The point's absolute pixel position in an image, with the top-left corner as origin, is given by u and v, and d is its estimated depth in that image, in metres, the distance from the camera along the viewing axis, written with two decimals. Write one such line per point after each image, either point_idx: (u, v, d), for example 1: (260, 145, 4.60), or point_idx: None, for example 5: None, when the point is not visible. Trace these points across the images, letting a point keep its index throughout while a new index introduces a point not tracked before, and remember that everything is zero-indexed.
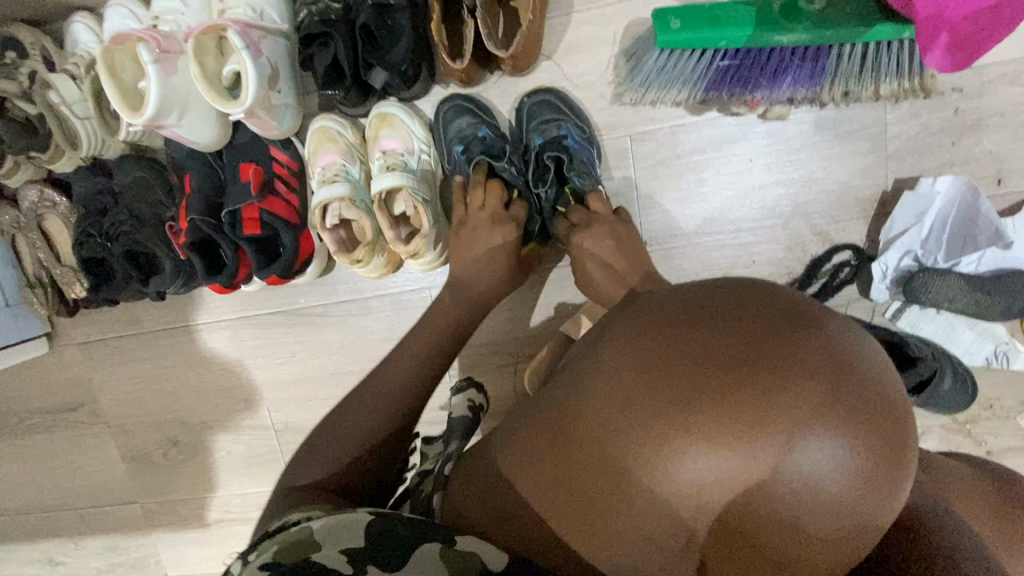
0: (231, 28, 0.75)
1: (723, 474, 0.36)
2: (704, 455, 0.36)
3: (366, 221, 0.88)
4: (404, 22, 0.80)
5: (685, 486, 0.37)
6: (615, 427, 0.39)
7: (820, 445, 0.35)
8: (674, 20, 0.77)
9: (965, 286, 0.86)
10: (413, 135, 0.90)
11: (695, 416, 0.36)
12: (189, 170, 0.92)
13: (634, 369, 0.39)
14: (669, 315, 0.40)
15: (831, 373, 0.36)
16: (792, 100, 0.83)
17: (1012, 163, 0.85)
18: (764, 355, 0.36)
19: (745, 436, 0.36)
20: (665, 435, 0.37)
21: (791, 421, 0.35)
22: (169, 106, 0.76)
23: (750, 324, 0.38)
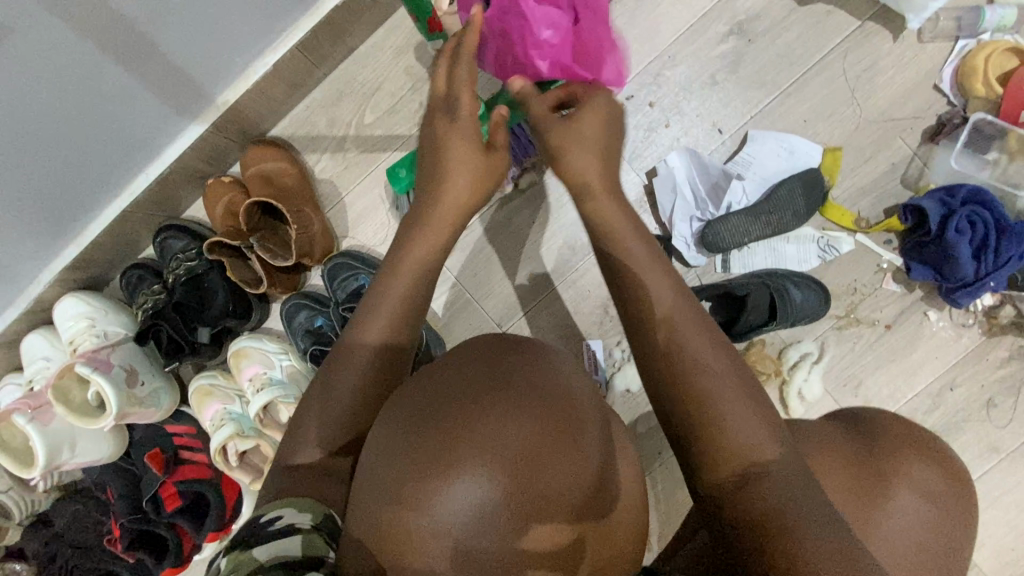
0: (77, 363, 0.90)
1: (487, 484, 0.42)
2: (461, 477, 0.42)
3: (262, 443, 0.97)
4: (215, 280, 0.98)
5: (455, 513, 0.42)
6: (402, 480, 0.43)
7: (535, 438, 0.43)
8: (402, 170, 0.96)
9: (748, 218, 0.97)
10: (269, 353, 1.02)
11: (448, 448, 0.43)
12: (107, 483, 1.02)
13: (412, 415, 0.46)
14: (438, 366, 0.50)
15: (544, 387, 0.46)
16: (525, 168, 1.01)
17: (717, 114, 1.01)
18: (484, 386, 0.46)
19: (485, 453, 0.43)
20: (429, 475, 0.42)
21: (512, 430, 0.43)
22: (56, 447, 0.89)
23: (477, 368, 0.48)
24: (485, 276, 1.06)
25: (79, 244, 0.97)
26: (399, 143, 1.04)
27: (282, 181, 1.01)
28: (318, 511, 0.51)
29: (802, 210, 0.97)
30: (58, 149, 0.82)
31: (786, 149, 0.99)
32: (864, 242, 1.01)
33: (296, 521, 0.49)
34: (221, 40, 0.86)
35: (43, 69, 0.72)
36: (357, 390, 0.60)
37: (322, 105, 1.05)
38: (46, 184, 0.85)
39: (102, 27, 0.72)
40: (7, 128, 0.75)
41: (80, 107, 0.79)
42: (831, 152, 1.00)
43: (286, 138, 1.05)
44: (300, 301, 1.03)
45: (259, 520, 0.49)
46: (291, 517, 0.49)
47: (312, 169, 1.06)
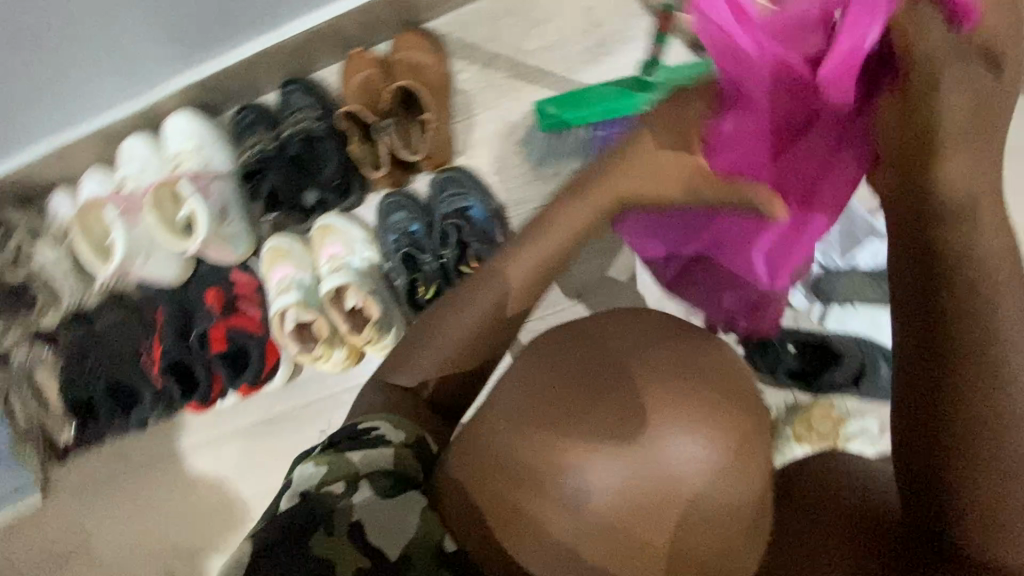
0: (182, 180, 0.89)
1: (625, 469, 0.44)
2: (594, 456, 0.44)
3: (321, 321, 0.97)
4: (329, 148, 0.95)
5: (583, 484, 0.44)
6: (536, 437, 0.45)
7: (681, 439, 0.44)
8: (551, 107, 0.94)
9: (869, 280, 0.94)
10: (353, 239, 1.02)
11: (584, 424, 0.45)
12: (160, 305, 1.02)
13: (549, 380, 0.46)
14: (572, 327, 0.50)
15: (700, 366, 0.48)
16: None
17: None
18: (629, 374, 0.46)
19: (624, 442, 0.44)
20: (565, 442, 0.44)
21: (656, 431, 0.44)
22: (134, 253, 0.89)
23: (619, 355, 0.47)
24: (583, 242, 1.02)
25: (215, 64, 0.95)
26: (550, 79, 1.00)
27: (426, 75, 0.97)
28: (408, 427, 0.52)
29: None
30: None
31: None
32: None
33: (383, 431, 0.51)
34: None
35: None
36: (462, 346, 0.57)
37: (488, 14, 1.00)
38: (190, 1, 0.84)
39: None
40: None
41: None
42: None
43: (440, 35, 1.01)
44: (400, 200, 1.02)
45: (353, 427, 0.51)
46: (381, 429, 0.51)
47: (455, 75, 1.02)
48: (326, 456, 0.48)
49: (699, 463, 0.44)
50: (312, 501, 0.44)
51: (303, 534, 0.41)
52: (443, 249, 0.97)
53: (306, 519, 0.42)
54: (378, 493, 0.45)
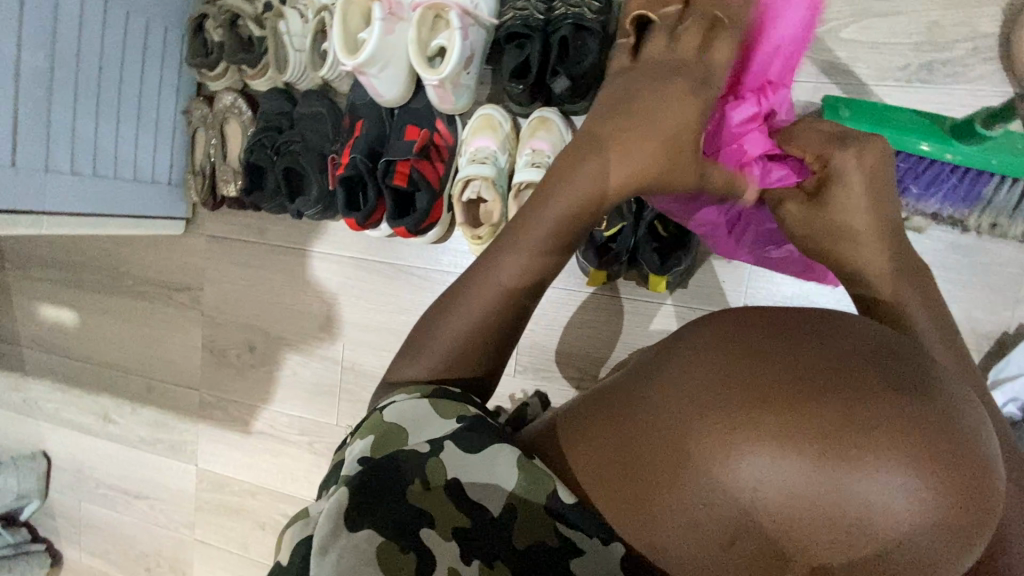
0: (453, 10, 0.86)
1: (792, 481, 0.34)
2: (765, 452, 0.35)
3: (497, 205, 0.97)
4: (593, 45, 0.89)
5: (743, 479, 0.35)
6: (696, 409, 0.38)
7: (888, 477, 0.33)
8: (845, 109, 0.80)
9: None
10: (564, 144, 0.97)
11: (764, 412, 0.35)
12: (362, 116, 1.03)
13: (698, 381, 0.39)
14: (729, 323, 0.41)
15: (917, 401, 0.34)
16: (936, 215, 0.85)
17: None
18: (842, 375, 0.35)
19: (810, 450, 0.34)
20: (731, 426, 0.36)
21: (865, 450, 0.33)
22: (377, 58, 0.88)
23: (836, 350, 0.37)
24: None
25: None
26: (846, 81, 0.89)
27: None
28: (432, 386, 0.52)
29: None
30: None
31: None
32: None
33: (406, 395, 0.51)
34: None
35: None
36: (472, 336, 0.53)
37: None
38: None
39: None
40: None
41: None
42: None
43: None
44: None
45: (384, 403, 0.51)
46: (402, 396, 0.51)
47: None
48: (374, 426, 0.48)
49: (911, 513, 0.33)
50: (383, 470, 0.45)
51: (392, 497, 0.43)
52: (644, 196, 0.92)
53: (387, 484, 0.44)
54: (456, 449, 0.47)
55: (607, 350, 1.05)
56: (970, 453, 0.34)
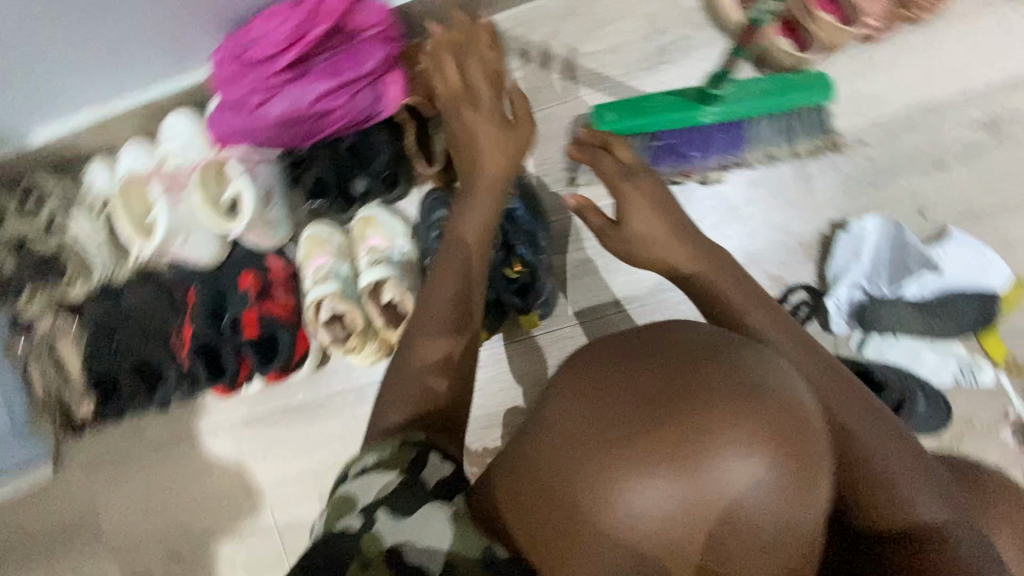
0: (233, 158, 0.88)
1: (667, 491, 0.37)
2: (640, 473, 0.37)
3: (356, 313, 0.96)
4: (382, 139, 0.92)
5: (631, 503, 0.37)
6: (578, 452, 0.39)
7: (737, 461, 0.36)
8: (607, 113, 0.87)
9: (915, 311, 0.93)
10: (395, 232, 0.99)
11: (631, 434, 0.37)
12: (192, 285, 1.01)
13: (568, 433, 0.40)
14: (577, 364, 0.42)
15: (739, 383, 0.38)
16: (724, 166, 0.95)
17: (930, 198, 0.95)
18: (685, 378, 0.38)
19: (674, 458, 0.37)
20: (609, 459, 0.38)
21: (713, 445, 0.36)
22: (176, 231, 0.87)
23: (674, 358, 0.40)
24: None
25: None
26: (607, 85, 0.99)
27: None
28: (394, 442, 0.57)
29: (968, 323, 0.93)
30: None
31: (982, 261, 0.94)
32: (1002, 383, 0.97)
33: (373, 460, 0.55)
34: None
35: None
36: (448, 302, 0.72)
37: (551, 14, 0.99)
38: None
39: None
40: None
41: None
42: (1018, 285, 0.95)
43: (499, 31, 0.99)
44: (446, 197, 0.98)
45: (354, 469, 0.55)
46: (368, 464, 0.55)
47: (511, 74, 1.00)
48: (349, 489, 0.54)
49: (764, 485, 0.36)
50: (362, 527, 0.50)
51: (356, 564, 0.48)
52: None
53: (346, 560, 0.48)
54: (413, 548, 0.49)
55: (521, 399, 1.05)
56: (791, 411, 0.38)
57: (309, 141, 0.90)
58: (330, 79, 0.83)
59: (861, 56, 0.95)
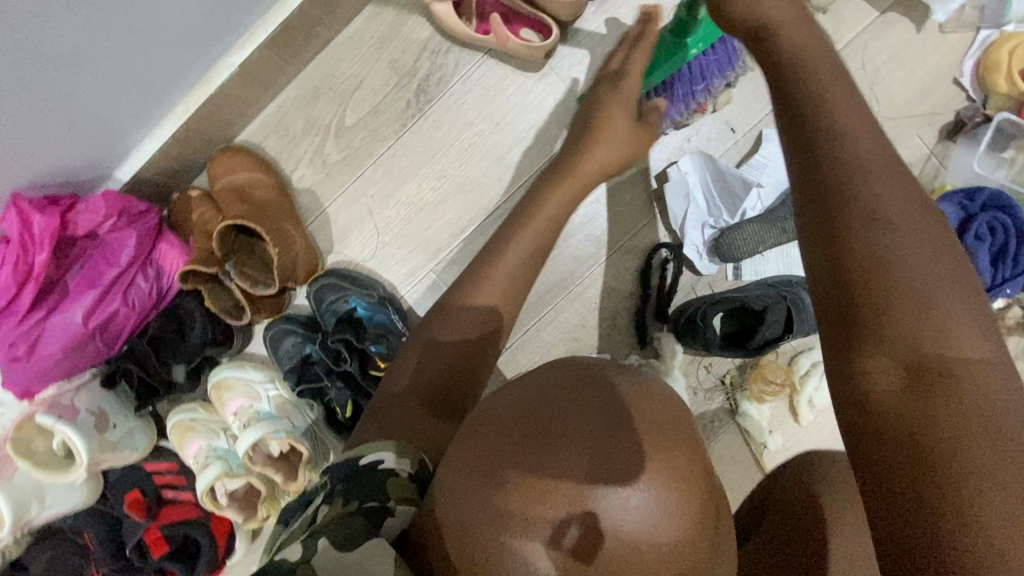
0: (39, 411, 0.80)
1: (564, 533, 0.33)
2: (540, 521, 0.33)
3: (253, 479, 0.90)
4: (190, 307, 0.85)
5: (535, 552, 0.33)
6: (481, 508, 0.34)
7: (630, 493, 0.33)
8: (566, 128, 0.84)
9: (764, 225, 0.91)
10: (253, 383, 0.94)
11: (524, 479, 0.34)
12: (83, 529, 0.93)
13: (461, 522, 0.35)
14: (457, 450, 0.38)
15: (618, 420, 0.34)
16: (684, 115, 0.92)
17: (732, 111, 0.94)
18: (580, 412, 0.34)
19: (568, 497, 0.33)
20: (506, 508, 0.34)
21: (609, 480, 0.33)
22: (24, 504, 0.81)
23: (573, 391, 0.35)
24: None
25: None
26: (387, 146, 0.94)
27: (257, 194, 0.90)
28: (414, 455, 0.47)
29: None
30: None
31: None
32: None
33: (397, 469, 0.45)
34: (184, 34, 0.73)
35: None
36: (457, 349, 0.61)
37: (297, 105, 0.93)
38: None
39: (25, 20, 0.58)
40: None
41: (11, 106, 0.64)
42: None
43: (256, 144, 0.93)
44: (285, 327, 0.93)
45: (369, 462, 0.45)
46: (391, 464, 0.45)
47: (290, 178, 0.95)
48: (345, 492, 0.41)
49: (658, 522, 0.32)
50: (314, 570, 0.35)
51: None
52: (337, 375, 0.89)
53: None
54: None
55: None
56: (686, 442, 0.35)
57: (115, 348, 0.84)
58: (92, 290, 0.78)
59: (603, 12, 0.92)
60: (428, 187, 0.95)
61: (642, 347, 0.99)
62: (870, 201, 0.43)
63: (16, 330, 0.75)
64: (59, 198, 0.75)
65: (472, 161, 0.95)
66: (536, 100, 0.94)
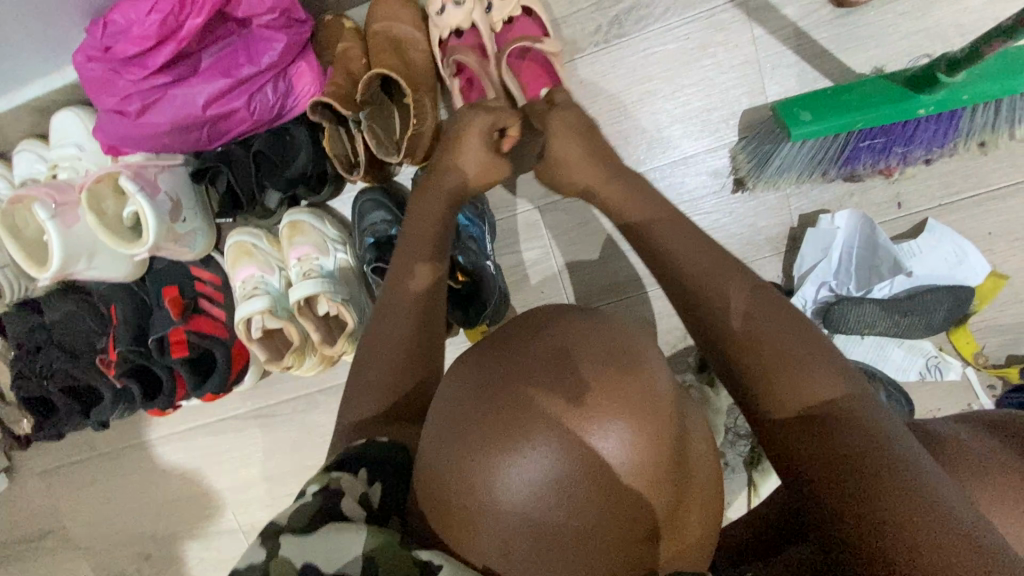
0: (122, 174, 0.76)
1: (544, 465, 0.35)
2: (523, 450, 0.35)
3: (290, 327, 0.88)
4: (300, 136, 0.80)
5: (515, 479, 0.36)
6: (469, 436, 0.38)
7: (601, 433, 0.35)
8: (804, 112, 0.77)
9: (883, 311, 0.87)
10: (326, 238, 0.90)
11: (502, 408, 0.37)
12: (115, 301, 0.92)
13: (453, 419, 0.39)
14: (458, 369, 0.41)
15: (584, 346, 0.38)
16: (926, 158, 0.84)
17: (908, 185, 0.87)
18: (545, 354, 0.38)
19: (535, 431, 0.35)
20: (484, 434, 0.37)
21: (580, 412, 0.35)
22: (76, 255, 0.79)
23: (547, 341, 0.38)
24: (581, 250, 0.95)
25: None
26: None
27: (409, 53, 0.83)
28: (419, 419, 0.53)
29: (939, 325, 0.87)
30: None
31: (957, 255, 0.88)
32: (970, 378, 0.94)
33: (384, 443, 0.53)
34: None
35: None
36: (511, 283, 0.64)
37: None
38: None
39: None
40: None
41: None
42: (995, 277, 0.89)
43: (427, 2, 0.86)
44: (380, 199, 0.89)
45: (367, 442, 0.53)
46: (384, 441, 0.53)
47: None
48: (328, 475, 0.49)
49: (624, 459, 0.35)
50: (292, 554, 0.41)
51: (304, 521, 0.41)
52: None
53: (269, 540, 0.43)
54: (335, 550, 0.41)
55: None
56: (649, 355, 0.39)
57: (214, 144, 0.80)
58: (221, 78, 0.72)
59: (839, 24, 0.83)
60: None
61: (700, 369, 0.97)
62: (755, 328, 0.49)
63: (133, 85, 0.70)
64: None
65: (628, 117, 0.89)
66: (724, 85, 0.86)
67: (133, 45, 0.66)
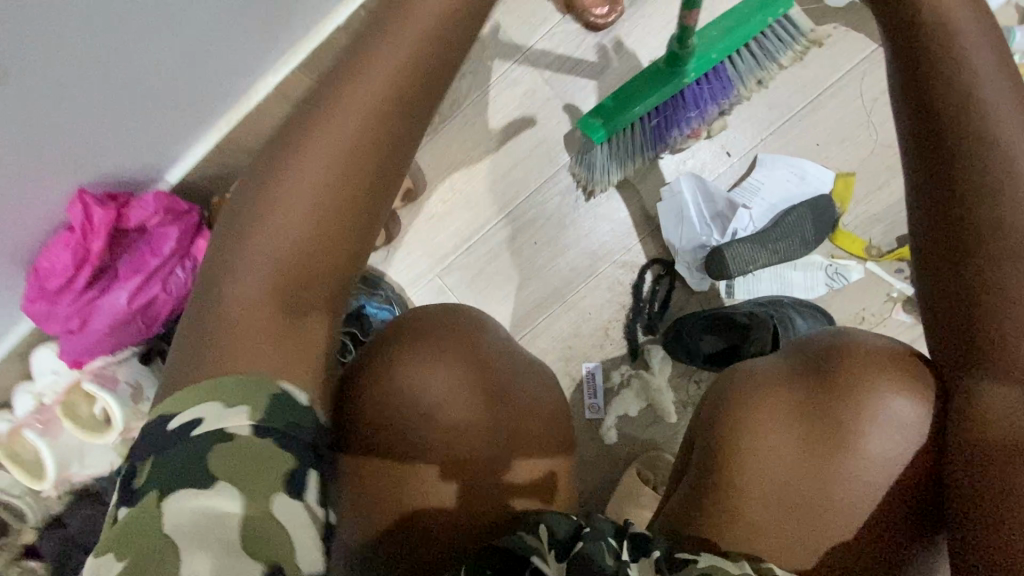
0: (86, 380, 0.93)
1: (431, 393, 0.64)
2: (417, 390, 0.64)
3: None
4: None
5: (419, 409, 0.64)
6: (386, 404, 0.64)
7: (445, 360, 0.65)
8: (597, 117, 0.90)
9: (754, 245, 0.95)
10: None
11: (395, 376, 0.64)
12: (115, 492, 1.03)
13: (373, 403, 0.63)
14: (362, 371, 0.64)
15: (429, 323, 0.66)
16: (721, 110, 0.96)
17: (728, 135, 0.99)
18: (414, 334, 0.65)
19: (418, 376, 0.64)
20: (394, 396, 0.64)
21: (435, 355, 0.65)
22: (68, 460, 0.94)
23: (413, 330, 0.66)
24: (489, 295, 1.04)
25: None
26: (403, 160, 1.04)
27: None
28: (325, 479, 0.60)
29: (807, 235, 0.95)
30: (95, 131, 0.77)
31: (797, 174, 0.97)
32: (874, 271, 0.98)
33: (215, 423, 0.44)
34: (231, 66, 0.86)
35: (68, 97, 0.71)
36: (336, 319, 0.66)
37: None
38: (87, 127, 0.75)
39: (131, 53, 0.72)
40: (82, 120, 0.74)
41: (103, 117, 0.76)
42: (843, 177, 0.97)
43: None
44: None
45: None
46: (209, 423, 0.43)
47: None
48: None
49: (466, 368, 0.65)
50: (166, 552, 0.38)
51: None
52: None
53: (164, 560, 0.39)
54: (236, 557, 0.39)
55: None
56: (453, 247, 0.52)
57: (152, 328, 0.96)
58: (136, 276, 0.90)
59: (608, 42, 1.00)
60: (438, 199, 1.04)
61: (633, 358, 1.03)
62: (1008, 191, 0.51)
63: (71, 307, 0.88)
64: (116, 195, 0.86)
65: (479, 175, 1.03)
66: (541, 120, 1.01)
67: (60, 278, 0.85)
